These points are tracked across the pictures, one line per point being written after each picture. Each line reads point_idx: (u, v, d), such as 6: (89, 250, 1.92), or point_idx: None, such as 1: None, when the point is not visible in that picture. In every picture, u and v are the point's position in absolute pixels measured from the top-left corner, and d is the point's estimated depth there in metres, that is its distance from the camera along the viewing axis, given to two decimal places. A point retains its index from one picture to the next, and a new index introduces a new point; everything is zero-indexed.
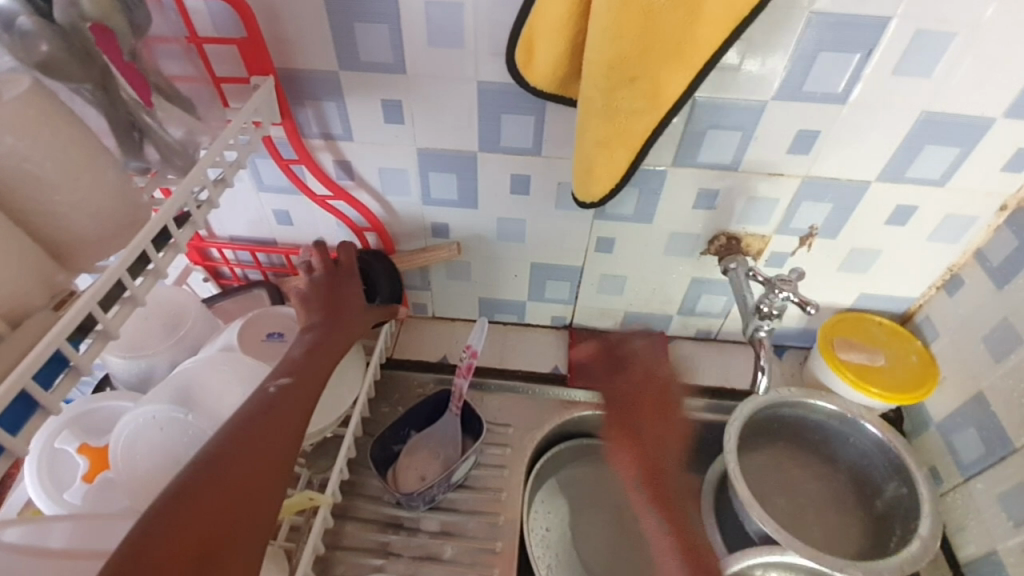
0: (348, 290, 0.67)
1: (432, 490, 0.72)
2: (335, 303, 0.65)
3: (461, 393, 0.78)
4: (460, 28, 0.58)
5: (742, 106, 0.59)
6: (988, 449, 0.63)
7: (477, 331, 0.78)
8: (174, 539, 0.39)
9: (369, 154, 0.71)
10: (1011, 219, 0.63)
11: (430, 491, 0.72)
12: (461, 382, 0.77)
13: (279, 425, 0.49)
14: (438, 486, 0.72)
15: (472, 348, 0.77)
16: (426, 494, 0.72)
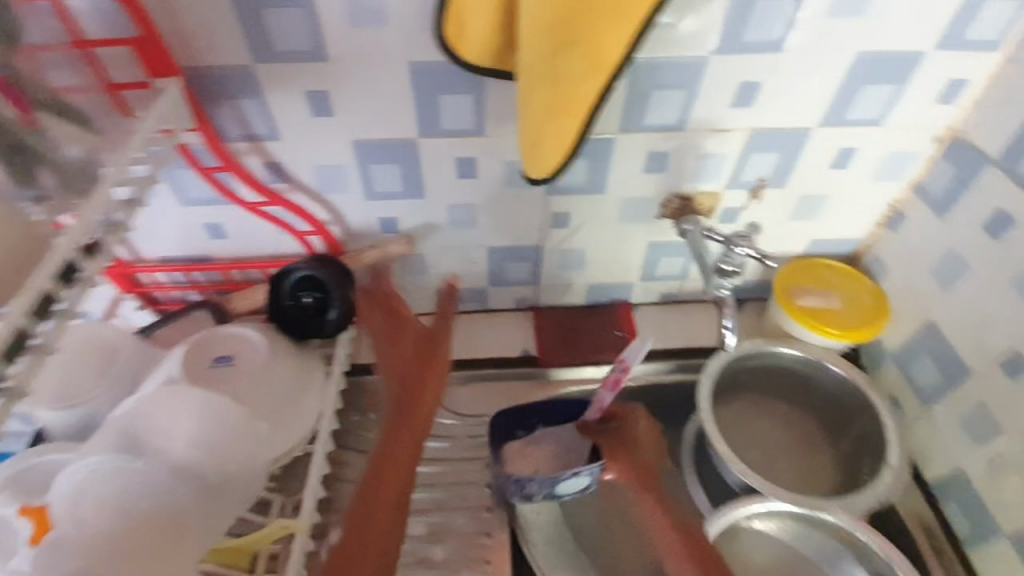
0: (415, 373, 0.71)
1: (534, 489, 0.68)
2: (409, 387, 0.70)
3: (602, 404, 0.71)
4: (380, 7, 0.54)
5: (683, 63, 0.57)
6: (945, 374, 0.65)
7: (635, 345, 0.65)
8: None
9: (300, 151, 0.66)
10: (946, 150, 0.64)
11: (529, 488, 0.68)
12: (605, 395, 0.70)
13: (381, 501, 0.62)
14: (540, 488, 0.68)
15: (626, 361, 0.66)
16: (523, 492, 0.69)
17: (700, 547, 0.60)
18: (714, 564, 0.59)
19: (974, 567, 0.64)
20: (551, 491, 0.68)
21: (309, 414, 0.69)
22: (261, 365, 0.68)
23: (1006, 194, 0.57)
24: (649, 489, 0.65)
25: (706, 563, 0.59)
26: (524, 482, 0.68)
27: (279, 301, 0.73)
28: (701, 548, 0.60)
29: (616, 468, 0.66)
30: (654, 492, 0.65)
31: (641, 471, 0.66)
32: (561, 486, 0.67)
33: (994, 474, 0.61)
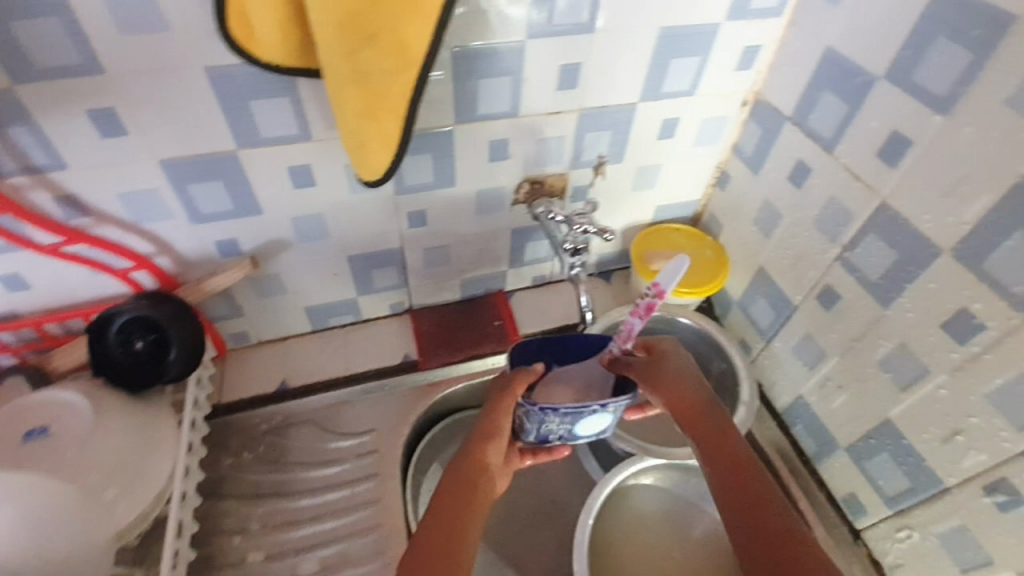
0: (501, 408, 0.62)
1: (554, 423, 0.60)
2: (488, 433, 0.62)
3: (628, 335, 0.61)
4: (154, 8, 0.47)
5: (502, 49, 0.57)
6: (778, 311, 0.73)
7: (673, 270, 0.55)
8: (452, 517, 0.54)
9: (96, 179, 0.57)
10: (753, 111, 0.70)
11: (548, 420, 0.60)
12: (634, 323, 0.60)
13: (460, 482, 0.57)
14: (560, 422, 0.60)
15: (659, 288, 0.56)
16: (540, 425, 0.61)
17: (717, 459, 0.54)
18: (752, 484, 0.52)
19: (826, 481, 0.71)
20: (572, 427, 0.61)
21: (159, 472, 0.62)
22: (84, 431, 0.59)
23: (800, 146, 0.63)
24: (689, 418, 0.57)
25: (748, 489, 0.51)
26: (544, 415, 0.59)
27: (105, 348, 0.64)
28: (735, 466, 0.53)
29: (649, 392, 0.59)
30: (687, 412, 0.57)
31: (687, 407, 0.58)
32: (584, 422, 0.61)
33: (825, 393, 0.68)
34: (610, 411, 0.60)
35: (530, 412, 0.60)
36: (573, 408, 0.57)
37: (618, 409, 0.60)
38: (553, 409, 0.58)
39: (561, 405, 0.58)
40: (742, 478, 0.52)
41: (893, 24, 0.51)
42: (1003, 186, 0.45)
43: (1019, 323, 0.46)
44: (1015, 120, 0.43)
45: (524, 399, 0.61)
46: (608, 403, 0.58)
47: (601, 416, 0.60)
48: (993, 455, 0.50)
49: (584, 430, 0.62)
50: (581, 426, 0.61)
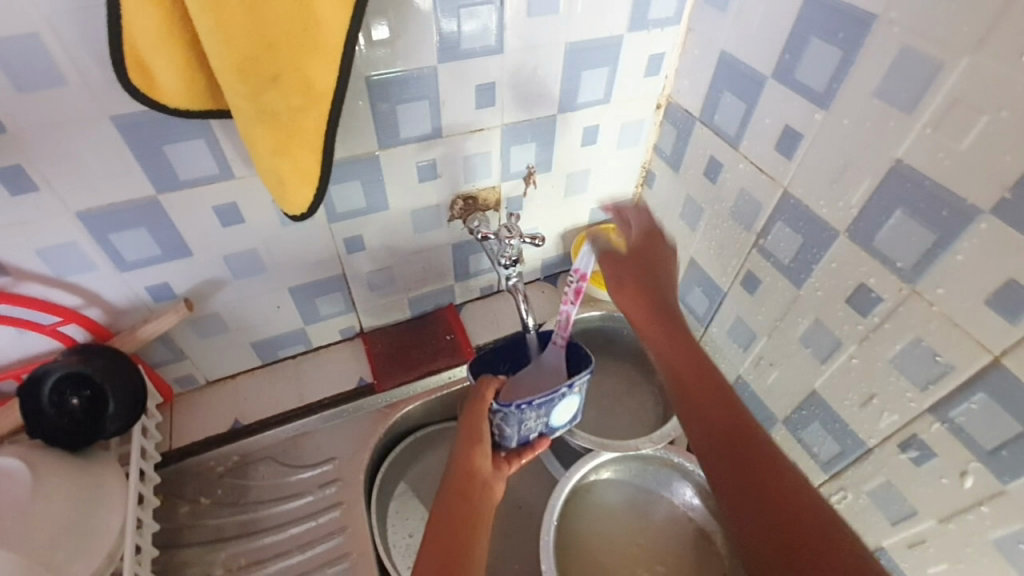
0: (478, 419, 0.63)
1: (531, 419, 0.63)
2: (473, 444, 0.62)
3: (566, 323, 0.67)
4: (50, 62, 0.47)
5: (417, 75, 0.59)
6: (710, 299, 0.77)
7: (588, 252, 0.62)
8: (453, 535, 0.53)
9: (9, 238, 0.55)
10: (666, 114, 0.74)
11: (526, 418, 0.62)
12: (569, 309, 0.65)
13: (459, 498, 0.57)
14: (537, 415, 0.62)
15: (581, 271, 0.63)
16: (520, 426, 0.63)
17: (698, 395, 0.52)
18: (733, 415, 0.50)
19: None
20: (548, 418, 0.64)
21: (108, 530, 0.60)
22: (21, 497, 0.56)
23: (711, 143, 0.67)
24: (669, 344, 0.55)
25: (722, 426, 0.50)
26: (522, 412, 0.61)
27: (37, 411, 0.61)
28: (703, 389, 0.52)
29: (608, 270, 0.61)
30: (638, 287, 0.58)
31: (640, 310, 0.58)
32: (556, 410, 0.64)
33: (759, 371, 0.72)
34: (576, 392, 0.63)
35: (508, 415, 0.61)
36: (545, 397, 0.61)
37: (582, 388, 0.64)
38: (529, 404, 0.60)
39: (534, 398, 0.61)
40: (716, 408, 0.51)
41: (775, 28, 0.55)
42: (881, 170, 0.49)
43: (908, 292, 0.50)
44: (882, 110, 0.48)
45: (498, 403, 0.62)
46: (573, 383, 0.61)
47: (569, 400, 0.64)
48: (903, 414, 0.55)
49: (558, 418, 0.66)
50: (555, 415, 0.64)
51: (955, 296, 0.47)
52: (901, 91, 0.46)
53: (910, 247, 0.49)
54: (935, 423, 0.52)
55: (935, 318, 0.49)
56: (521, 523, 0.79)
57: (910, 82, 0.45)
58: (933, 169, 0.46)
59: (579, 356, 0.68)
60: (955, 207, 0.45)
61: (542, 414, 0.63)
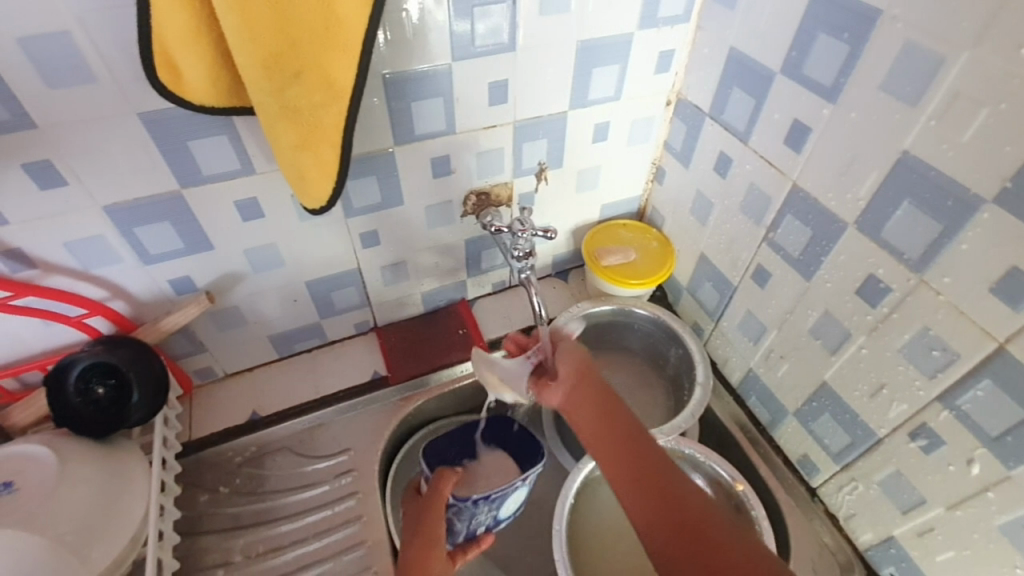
0: (434, 514, 0.62)
1: (482, 513, 0.65)
2: (428, 545, 0.60)
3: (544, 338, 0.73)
4: (81, 61, 0.49)
5: (432, 73, 0.60)
6: (720, 292, 0.78)
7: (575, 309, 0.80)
8: None
9: (39, 232, 0.58)
10: (676, 110, 0.75)
11: (478, 511, 0.64)
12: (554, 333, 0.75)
13: None
14: (488, 510, 0.65)
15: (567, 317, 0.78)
16: (471, 520, 0.65)
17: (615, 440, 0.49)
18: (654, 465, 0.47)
19: (781, 447, 0.76)
20: (498, 511, 0.67)
21: (133, 516, 0.62)
22: (50, 482, 0.58)
23: (720, 138, 0.68)
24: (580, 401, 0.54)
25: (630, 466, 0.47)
26: (476, 507, 0.63)
27: (64, 399, 0.63)
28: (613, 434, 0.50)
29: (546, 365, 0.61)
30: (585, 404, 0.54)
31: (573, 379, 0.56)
32: (506, 503, 0.67)
33: (770, 364, 0.72)
34: (526, 485, 0.67)
35: (461, 510, 0.63)
36: (501, 492, 0.63)
37: (532, 482, 0.68)
38: (485, 500, 0.63)
39: (490, 492, 0.63)
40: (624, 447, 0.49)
41: (783, 24, 0.56)
42: (888, 162, 0.50)
43: (916, 282, 0.51)
44: (887, 103, 0.49)
45: (454, 497, 0.63)
46: (527, 476, 0.65)
47: (518, 493, 0.67)
48: (912, 404, 0.55)
49: (506, 510, 0.68)
50: (505, 507, 0.67)
51: (961, 285, 0.48)
52: (906, 84, 0.47)
53: (917, 237, 0.50)
54: (943, 412, 0.53)
55: (941, 307, 0.50)
56: (533, 514, 0.80)
57: (915, 76, 0.46)
58: (937, 159, 0.46)
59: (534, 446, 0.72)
60: (960, 197, 0.46)
61: (493, 508, 0.66)
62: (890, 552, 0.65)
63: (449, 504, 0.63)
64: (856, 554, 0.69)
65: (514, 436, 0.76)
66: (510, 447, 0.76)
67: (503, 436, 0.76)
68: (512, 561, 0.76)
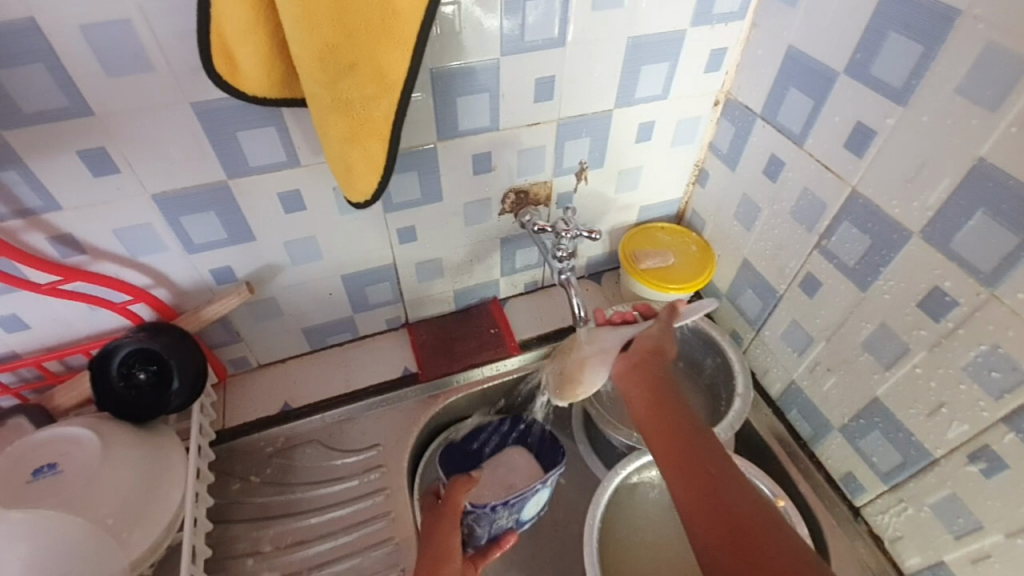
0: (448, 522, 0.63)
1: (503, 517, 0.66)
2: (443, 553, 0.61)
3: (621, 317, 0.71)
4: (139, 48, 0.49)
5: (478, 69, 0.60)
6: (764, 300, 0.75)
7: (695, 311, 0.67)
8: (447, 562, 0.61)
9: (90, 218, 0.58)
10: (725, 110, 0.73)
11: (497, 517, 0.65)
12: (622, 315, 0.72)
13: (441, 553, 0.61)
14: (508, 514, 0.66)
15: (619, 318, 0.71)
16: (492, 524, 0.66)
17: (661, 416, 0.53)
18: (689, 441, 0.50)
19: (822, 463, 0.73)
20: (519, 514, 0.67)
21: (170, 501, 0.62)
22: (91, 463, 0.59)
23: (772, 141, 0.66)
24: (639, 375, 0.58)
25: (681, 448, 0.50)
26: (494, 513, 0.65)
27: (107, 383, 0.65)
28: (662, 415, 0.53)
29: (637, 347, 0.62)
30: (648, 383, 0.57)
31: (642, 354, 0.61)
32: (527, 506, 0.67)
33: (815, 376, 0.70)
34: (547, 487, 0.68)
35: (479, 516, 0.65)
36: (519, 497, 0.64)
37: (554, 483, 0.68)
38: (503, 505, 0.64)
39: (508, 498, 0.64)
40: (679, 426, 0.51)
41: (849, 23, 0.54)
42: (961, 170, 0.48)
43: (986, 296, 0.48)
44: (963, 107, 0.46)
45: (471, 504, 0.64)
46: (547, 479, 0.66)
47: (540, 495, 0.68)
48: (974, 424, 0.53)
49: (529, 512, 0.69)
50: (526, 511, 0.68)
51: None
52: (987, 87, 0.44)
53: (990, 250, 0.47)
54: (1008, 434, 0.50)
55: (1014, 324, 0.47)
56: (562, 518, 0.79)
57: (996, 79, 0.44)
58: (1016, 169, 0.44)
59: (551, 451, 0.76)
60: None
61: (514, 512, 0.67)
62: None
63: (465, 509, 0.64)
64: None
65: (531, 438, 0.78)
66: (530, 446, 0.77)
67: (521, 437, 0.78)
68: (539, 564, 0.75)
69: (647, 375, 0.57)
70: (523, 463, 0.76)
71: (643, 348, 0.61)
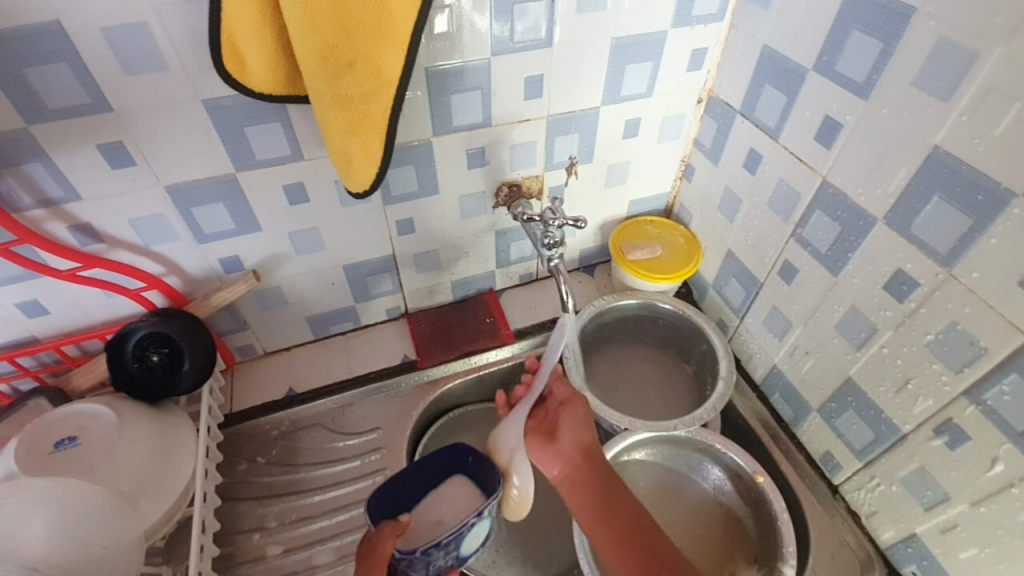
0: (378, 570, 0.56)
1: (440, 559, 0.60)
2: None
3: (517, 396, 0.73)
4: (156, 48, 0.53)
5: (470, 68, 0.63)
6: (746, 289, 0.78)
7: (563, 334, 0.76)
8: None
9: (107, 208, 0.62)
10: (707, 108, 0.77)
11: (433, 558, 0.59)
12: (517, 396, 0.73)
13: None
14: (444, 555, 0.60)
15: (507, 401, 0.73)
16: (428, 567, 0.60)
17: (616, 531, 0.60)
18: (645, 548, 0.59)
19: (803, 444, 0.76)
20: (458, 550, 0.61)
21: (180, 474, 0.66)
22: (108, 437, 0.63)
23: (751, 135, 0.70)
24: (581, 483, 0.63)
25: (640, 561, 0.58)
26: (428, 555, 0.59)
27: (122, 363, 0.69)
28: (615, 527, 0.60)
29: (567, 446, 0.66)
30: (592, 491, 0.63)
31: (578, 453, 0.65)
32: (466, 541, 0.62)
33: (795, 360, 0.73)
34: (485, 518, 0.62)
35: (412, 562, 0.59)
36: (452, 534, 0.59)
37: (492, 513, 0.63)
38: (435, 546, 0.58)
39: (440, 539, 0.59)
40: (626, 531, 0.60)
41: (816, 22, 0.57)
42: (919, 157, 0.51)
43: (944, 276, 0.52)
44: (920, 98, 0.50)
45: (400, 550, 0.58)
46: (481, 511, 0.61)
47: (479, 527, 0.62)
48: (938, 399, 0.56)
49: (471, 547, 0.63)
50: (466, 545, 0.62)
51: (990, 280, 0.48)
52: (939, 79, 0.48)
53: (946, 232, 0.50)
54: (969, 407, 0.53)
55: (969, 301, 0.50)
56: (553, 499, 0.83)
57: (948, 72, 0.47)
58: (969, 155, 0.47)
59: (489, 476, 0.68)
60: (990, 190, 0.47)
61: (452, 550, 0.61)
62: (909, 551, 0.65)
63: (394, 556, 0.58)
64: (877, 551, 0.69)
65: (470, 468, 0.71)
66: (471, 476, 0.70)
67: (463, 466, 0.71)
68: (530, 542, 0.79)
69: (589, 483, 0.63)
70: (464, 494, 0.68)
71: (577, 448, 0.65)
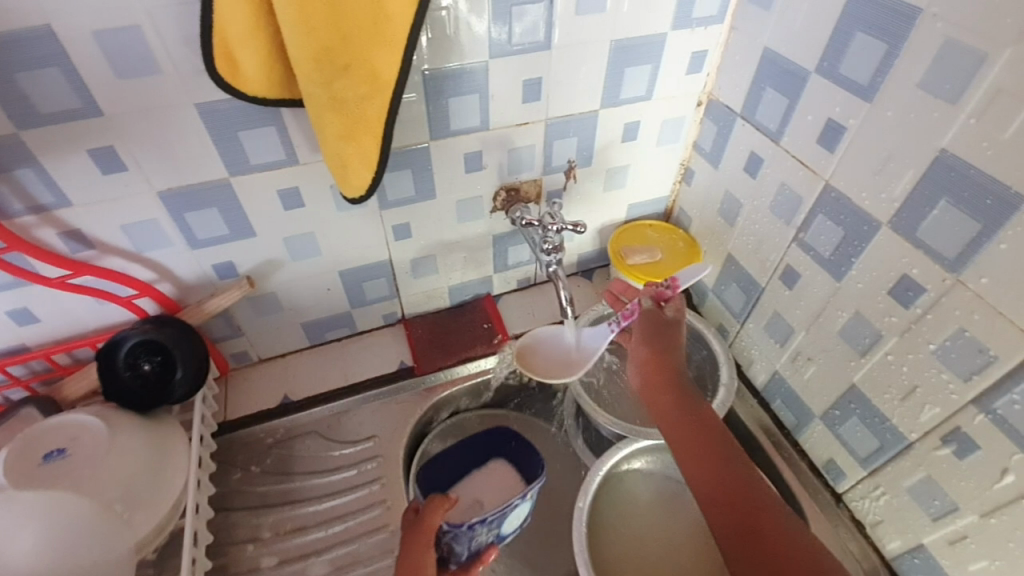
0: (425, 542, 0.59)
1: (482, 534, 0.63)
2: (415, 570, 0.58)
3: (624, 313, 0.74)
4: (148, 52, 0.52)
5: (468, 71, 0.63)
6: (747, 293, 0.77)
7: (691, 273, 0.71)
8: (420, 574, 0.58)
9: (99, 213, 0.61)
10: (707, 110, 0.76)
11: (477, 533, 0.62)
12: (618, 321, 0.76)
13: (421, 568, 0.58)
14: (487, 530, 0.63)
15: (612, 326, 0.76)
16: (470, 542, 0.62)
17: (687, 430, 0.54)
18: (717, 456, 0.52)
19: (806, 451, 0.75)
20: (499, 528, 0.64)
21: (173, 486, 0.65)
22: (99, 449, 0.62)
23: (751, 138, 0.69)
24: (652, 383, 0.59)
25: (705, 461, 0.52)
26: (473, 530, 0.61)
27: (114, 373, 0.67)
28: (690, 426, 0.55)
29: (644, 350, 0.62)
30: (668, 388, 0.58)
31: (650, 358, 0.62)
32: (507, 520, 0.65)
33: (797, 366, 0.72)
34: (526, 501, 0.65)
35: (458, 534, 0.61)
36: (499, 512, 0.62)
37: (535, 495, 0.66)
38: (482, 521, 0.61)
39: (487, 514, 0.61)
40: (700, 437, 0.54)
41: (818, 25, 0.56)
42: (924, 161, 0.50)
43: (952, 282, 0.51)
44: (926, 101, 0.49)
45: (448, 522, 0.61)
46: (525, 492, 0.64)
47: (519, 509, 0.65)
48: (945, 407, 0.55)
49: (509, 527, 0.66)
50: (507, 524, 0.65)
51: (998, 286, 0.47)
52: (946, 81, 0.47)
53: (953, 238, 0.49)
54: (978, 415, 0.52)
55: (977, 308, 0.49)
56: (552, 507, 0.81)
57: (955, 74, 0.46)
58: (976, 159, 0.46)
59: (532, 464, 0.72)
60: (999, 195, 0.46)
61: (494, 527, 0.64)
62: (916, 561, 0.64)
63: (442, 526, 0.61)
64: (883, 561, 0.68)
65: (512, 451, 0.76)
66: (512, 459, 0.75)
67: None
68: (530, 552, 0.77)
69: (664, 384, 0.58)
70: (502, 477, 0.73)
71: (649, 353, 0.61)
